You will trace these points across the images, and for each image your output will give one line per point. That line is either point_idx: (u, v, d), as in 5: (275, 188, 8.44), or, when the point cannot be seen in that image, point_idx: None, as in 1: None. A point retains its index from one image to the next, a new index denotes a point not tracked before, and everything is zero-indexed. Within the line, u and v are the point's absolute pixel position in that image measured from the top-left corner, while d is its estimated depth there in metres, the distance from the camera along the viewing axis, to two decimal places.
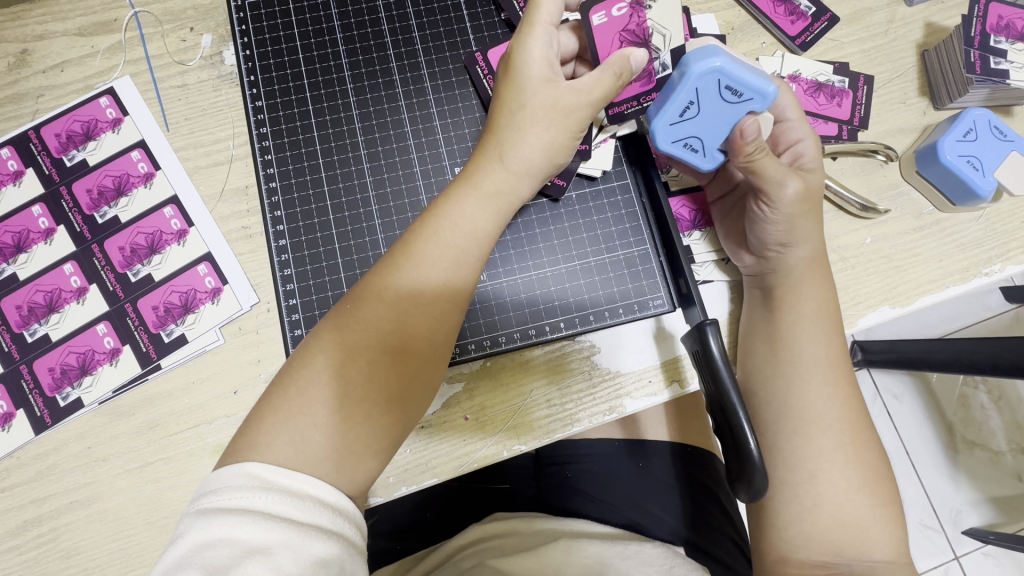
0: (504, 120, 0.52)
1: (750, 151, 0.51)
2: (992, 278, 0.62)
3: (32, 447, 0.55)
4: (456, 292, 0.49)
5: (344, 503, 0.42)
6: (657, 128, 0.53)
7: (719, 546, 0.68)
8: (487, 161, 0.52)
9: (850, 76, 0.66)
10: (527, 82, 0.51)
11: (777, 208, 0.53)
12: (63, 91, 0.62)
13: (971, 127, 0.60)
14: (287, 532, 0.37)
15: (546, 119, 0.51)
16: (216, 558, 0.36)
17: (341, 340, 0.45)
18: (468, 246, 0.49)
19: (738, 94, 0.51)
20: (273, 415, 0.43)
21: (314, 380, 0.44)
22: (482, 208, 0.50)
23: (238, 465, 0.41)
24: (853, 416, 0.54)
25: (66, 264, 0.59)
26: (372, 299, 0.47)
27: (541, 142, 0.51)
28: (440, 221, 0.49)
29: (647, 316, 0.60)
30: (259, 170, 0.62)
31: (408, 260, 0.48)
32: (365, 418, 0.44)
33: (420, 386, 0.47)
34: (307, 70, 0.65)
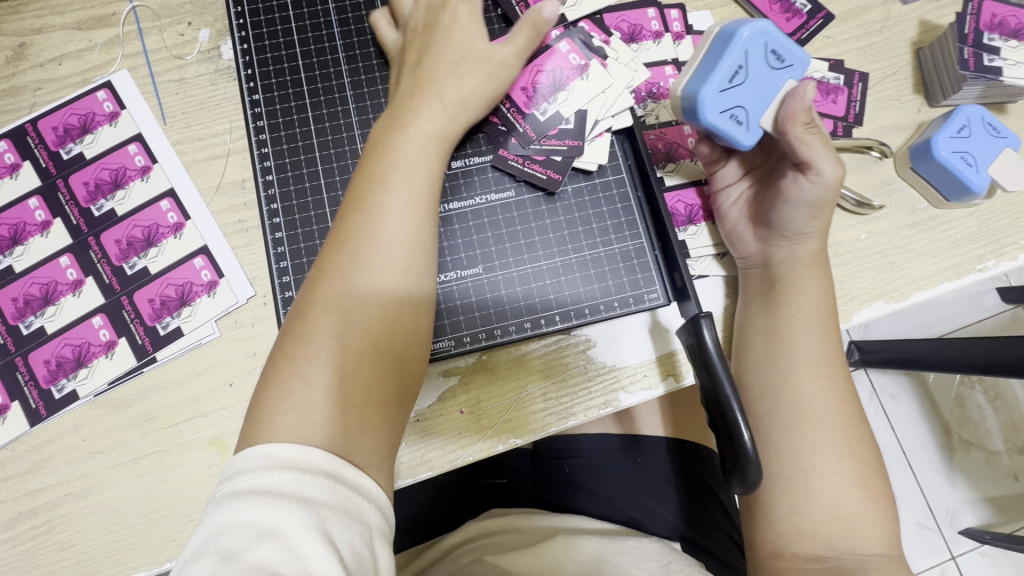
0: (432, 65, 0.56)
1: (804, 122, 0.51)
2: (986, 274, 0.62)
3: (27, 439, 0.55)
4: (417, 232, 0.50)
5: (360, 486, 0.42)
6: (706, 94, 0.52)
7: (715, 542, 0.69)
8: (410, 109, 0.54)
9: (845, 74, 0.66)
10: (453, 35, 0.57)
11: (820, 184, 0.52)
12: (61, 85, 0.62)
13: (965, 123, 0.60)
14: (299, 512, 0.37)
15: (478, 68, 0.57)
16: (230, 542, 0.36)
17: (321, 302, 0.47)
18: (418, 189, 0.51)
19: (782, 60, 0.52)
20: (273, 389, 0.44)
21: (304, 347, 0.45)
22: (418, 154, 0.52)
23: (253, 448, 0.41)
24: (847, 409, 0.54)
25: (62, 257, 0.59)
26: (339, 257, 0.48)
27: (470, 82, 0.56)
28: (377, 178, 0.51)
29: (643, 310, 0.60)
30: (255, 164, 0.62)
31: (362, 212, 0.49)
32: (354, 375, 0.45)
33: (405, 333, 0.48)
34: (305, 63, 0.65)
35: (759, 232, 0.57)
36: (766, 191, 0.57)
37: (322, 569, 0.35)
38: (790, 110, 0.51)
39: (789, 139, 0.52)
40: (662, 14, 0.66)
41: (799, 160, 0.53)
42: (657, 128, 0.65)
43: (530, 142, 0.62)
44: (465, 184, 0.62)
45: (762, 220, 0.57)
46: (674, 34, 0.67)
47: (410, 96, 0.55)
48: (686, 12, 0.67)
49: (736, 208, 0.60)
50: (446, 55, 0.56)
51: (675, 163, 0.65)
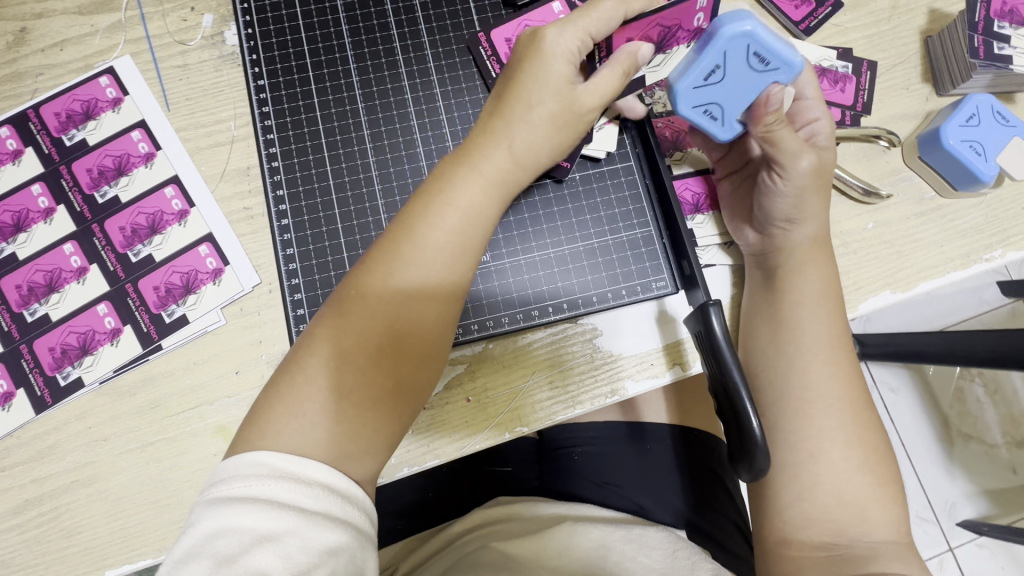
0: (512, 106, 0.52)
1: (767, 123, 0.51)
2: (992, 264, 0.62)
3: (32, 427, 0.55)
4: (451, 288, 0.48)
5: (353, 491, 0.42)
6: (680, 90, 0.51)
7: (722, 529, 0.70)
8: (491, 146, 0.51)
9: (853, 62, 0.66)
10: (548, 72, 0.52)
11: (790, 178, 0.53)
12: (63, 70, 0.62)
13: (973, 112, 0.60)
14: (294, 519, 0.38)
15: (557, 117, 0.52)
16: (226, 547, 0.37)
17: (340, 316, 0.46)
18: (461, 239, 0.49)
19: (765, 63, 0.49)
20: (283, 398, 0.43)
21: (316, 350, 0.45)
22: (483, 193, 0.50)
23: (244, 454, 0.41)
24: (855, 397, 0.54)
25: (66, 244, 0.59)
26: (370, 291, 0.46)
27: (542, 137, 0.52)
28: (440, 208, 0.48)
29: (650, 298, 0.60)
30: (260, 150, 0.62)
31: (405, 248, 0.47)
32: (362, 415, 0.44)
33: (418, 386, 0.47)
34: (310, 49, 0.64)
35: (755, 223, 0.58)
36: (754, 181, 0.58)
37: None
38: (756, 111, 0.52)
39: (754, 136, 0.53)
40: None
41: (769, 157, 0.53)
42: (664, 115, 0.65)
43: None
44: None
45: (751, 212, 0.58)
46: None
47: (482, 134, 0.52)
48: None
49: (731, 197, 0.61)
50: (530, 91, 0.52)
51: (682, 152, 0.64)
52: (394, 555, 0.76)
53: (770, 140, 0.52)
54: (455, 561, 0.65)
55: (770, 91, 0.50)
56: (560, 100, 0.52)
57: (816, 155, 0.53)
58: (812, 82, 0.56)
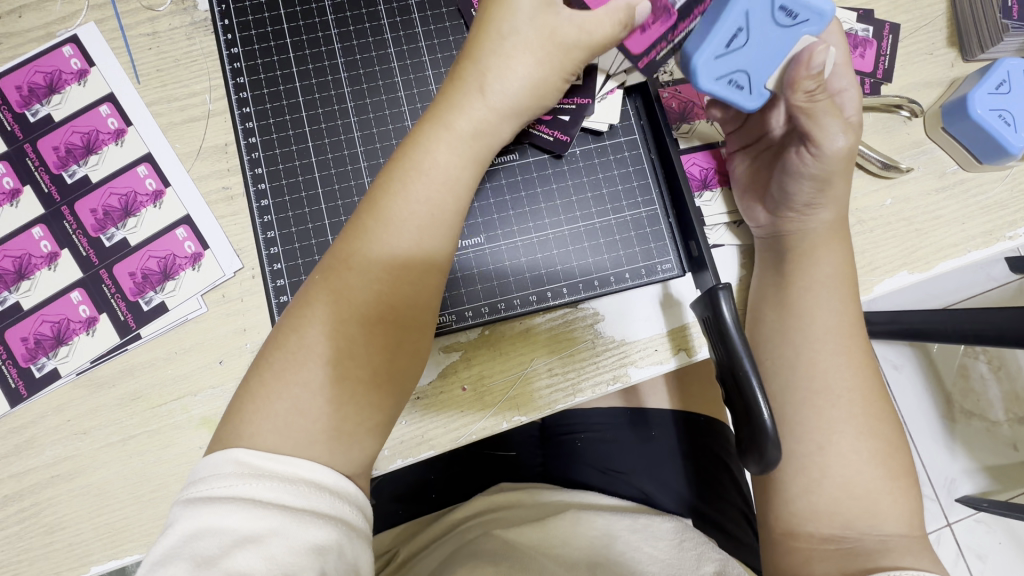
0: (488, 47, 0.48)
1: (809, 90, 0.46)
2: (1016, 242, 0.59)
3: (8, 420, 0.53)
4: (434, 243, 0.45)
5: (344, 487, 0.40)
6: (699, 63, 0.47)
7: (726, 516, 0.68)
8: (462, 96, 0.47)
9: (874, 25, 0.61)
10: (516, 4, 0.47)
11: (823, 159, 0.48)
12: (22, 39, 0.57)
13: (1004, 78, 0.56)
14: (279, 519, 0.36)
15: (538, 50, 0.48)
16: (205, 548, 0.35)
17: (327, 278, 0.43)
18: (443, 196, 0.46)
19: (793, 16, 0.45)
20: (256, 391, 0.41)
21: (301, 314, 0.43)
22: (455, 153, 0.47)
23: (224, 451, 0.39)
24: (869, 385, 0.52)
25: (35, 228, 0.55)
26: (346, 264, 0.43)
27: (524, 72, 0.48)
28: (408, 175, 0.45)
29: (655, 281, 0.57)
30: (236, 125, 0.58)
31: (376, 218, 0.44)
32: (349, 396, 0.41)
33: (410, 350, 0.44)
34: (287, 13, 0.60)
35: (768, 203, 0.54)
36: (775, 158, 0.54)
37: None
38: (794, 74, 0.46)
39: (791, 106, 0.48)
40: None
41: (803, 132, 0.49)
42: (670, 86, 0.61)
43: None
44: None
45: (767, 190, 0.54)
46: None
47: (447, 90, 0.48)
48: None
49: (745, 173, 0.57)
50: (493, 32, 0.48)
51: (690, 125, 0.61)
52: (391, 541, 0.75)
53: (809, 113, 0.47)
54: (452, 552, 0.63)
55: (810, 47, 0.46)
56: (536, 31, 0.48)
57: (854, 135, 0.48)
58: (840, 47, 0.52)
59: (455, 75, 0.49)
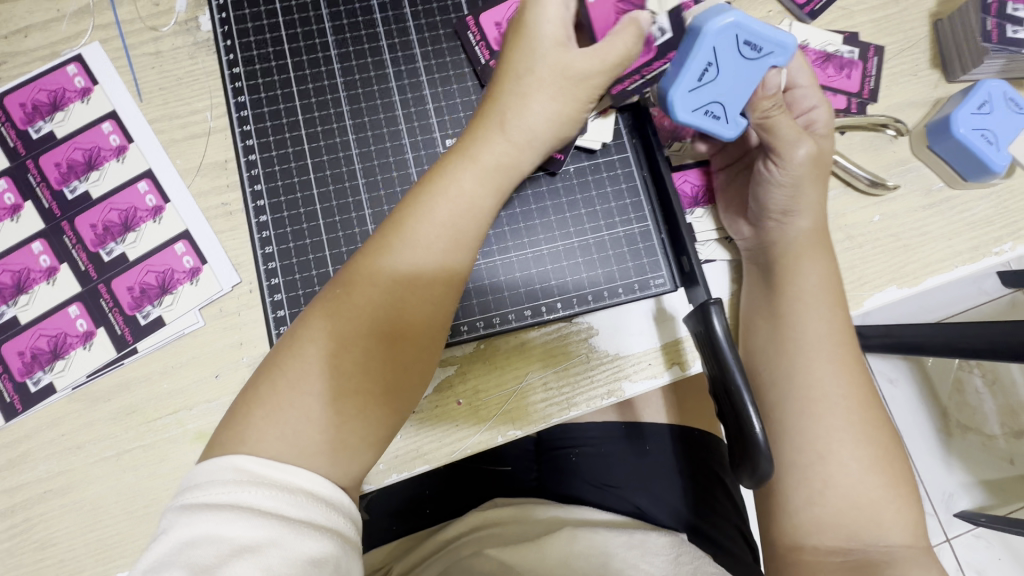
0: (507, 84, 0.49)
1: (766, 109, 0.49)
2: (1002, 257, 0.60)
3: (2, 435, 0.53)
4: (454, 271, 0.46)
5: (340, 498, 0.40)
6: (675, 96, 0.49)
7: (723, 531, 0.68)
8: (485, 130, 0.49)
9: (859, 47, 0.63)
10: (535, 44, 0.49)
11: (787, 167, 0.51)
12: (27, 58, 0.58)
13: (986, 99, 0.58)
14: (277, 528, 0.36)
15: (553, 84, 0.49)
16: (201, 556, 0.34)
17: (343, 292, 0.44)
18: (467, 224, 0.47)
19: (757, 50, 0.48)
20: (266, 400, 0.41)
21: (314, 326, 0.43)
22: (480, 183, 0.48)
23: (222, 459, 0.38)
24: (862, 397, 0.52)
25: (34, 243, 0.56)
26: (366, 278, 0.44)
27: (544, 109, 0.49)
28: (434, 200, 0.46)
29: (648, 296, 0.58)
30: (237, 142, 0.59)
31: (399, 238, 0.45)
32: (357, 413, 0.42)
33: (420, 369, 0.45)
34: (289, 35, 0.61)
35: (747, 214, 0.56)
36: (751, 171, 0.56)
37: None
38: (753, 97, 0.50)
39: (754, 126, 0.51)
40: None
41: (767, 145, 0.52)
42: None
43: None
44: None
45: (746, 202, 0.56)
46: None
47: (476, 120, 0.50)
48: None
49: (725, 193, 0.59)
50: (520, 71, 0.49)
51: (681, 142, 0.61)
52: (386, 557, 0.74)
53: (768, 127, 0.50)
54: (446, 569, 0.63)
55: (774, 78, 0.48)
56: (551, 67, 0.49)
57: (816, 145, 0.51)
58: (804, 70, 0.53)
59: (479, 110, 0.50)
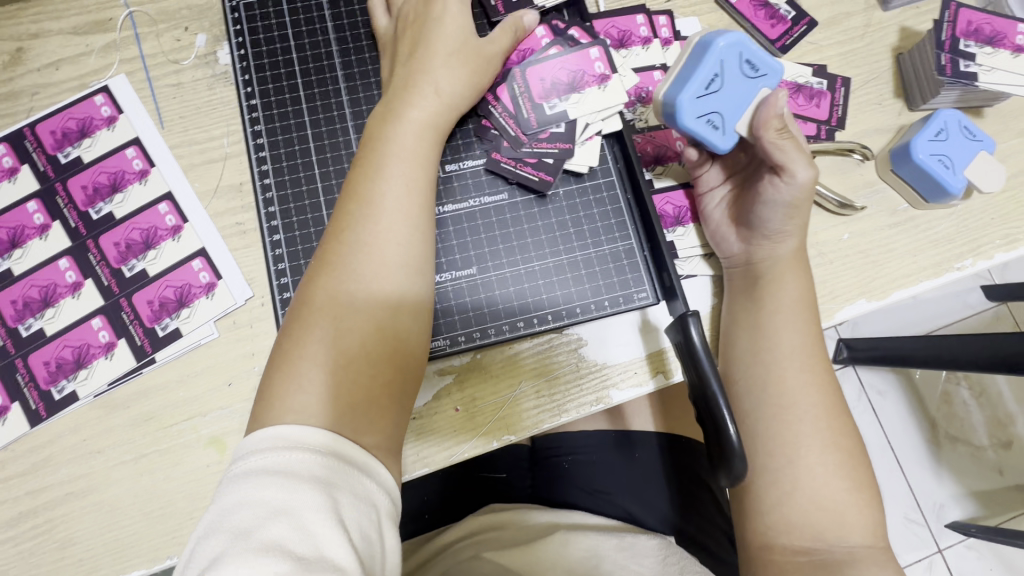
0: (416, 54, 0.58)
1: (776, 125, 0.54)
2: (964, 272, 0.64)
3: (27, 440, 0.56)
4: (414, 211, 0.52)
5: (372, 470, 0.43)
6: (684, 100, 0.55)
7: (706, 531, 0.72)
8: (411, 95, 0.56)
9: (827, 79, 0.68)
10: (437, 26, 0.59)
11: (793, 187, 0.54)
12: (58, 89, 0.63)
13: (942, 127, 0.63)
14: (314, 490, 0.38)
15: (461, 56, 0.59)
16: (244, 520, 0.36)
17: (329, 257, 0.50)
18: (413, 172, 0.53)
19: (756, 70, 0.56)
20: (280, 371, 0.45)
21: (309, 292, 0.49)
22: (419, 138, 0.55)
23: (265, 429, 0.42)
24: (830, 402, 0.56)
25: (61, 260, 0.60)
26: (338, 244, 0.50)
27: (460, 76, 0.58)
28: (379, 157, 0.53)
29: (633, 309, 0.62)
30: (252, 168, 0.63)
31: (357, 200, 0.51)
32: (357, 345, 0.46)
33: (409, 305, 0.50)
34: (301, 69, 0.65)
35: (742, 232, 0.60)
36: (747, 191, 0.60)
37: (333, 550, 0.36)
38: (763, 116, 0.55)
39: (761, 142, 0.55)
40: (650, 20, 0.68)
41: (772, 163, 0.55)
42: (646, 132, 0.67)
43: (523, 145, 0.63)
44: (459, 188, 0.63)
45: (742, 220, 0.60)
46: (663, 39, 0.68)
47: (402, 90, 0.57)
48: (673, 18, 0.69)
49: (721, 208, 0.62)
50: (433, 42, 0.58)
51: (663, 166, 0.67)
52: None
53: (778, 145, 0.54)
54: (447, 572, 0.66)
55: (772, 94, 0.55)
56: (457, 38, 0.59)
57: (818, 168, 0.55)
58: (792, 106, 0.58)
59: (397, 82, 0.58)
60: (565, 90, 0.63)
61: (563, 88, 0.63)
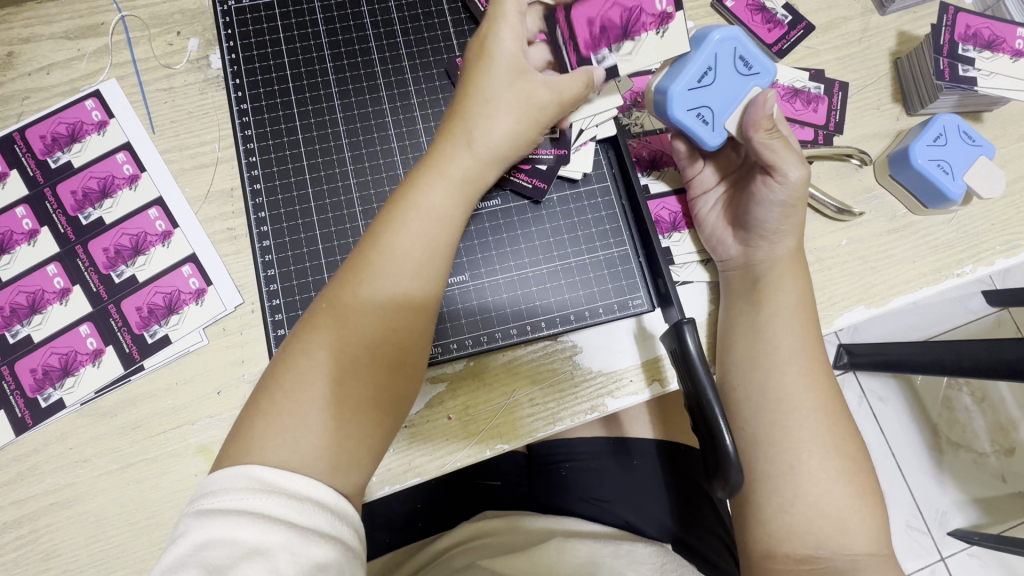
0: (471, 104, 0.54)
1: (768, 125, 0.53)
2: (964, 278, 0.64)
3: (12, 449, 0.55)
4: (433, 273, 0.50)
5: (343, 506, 0.43)
6: (675, 91, 0.55)
7: (707, 545, 0.70)
8: (452, 147, 0.54)
9: (825, 83, 0.68)
10: (496, 71, 0.54)
11: (786, 187, 0.54)
12: (48, 94, 0.63)
13: (941, 132, 0.62)
14: (286, 534, 0.38)
15: (517, 109, 0.54)
16: (215, 557, 0.37)
17: (334, 306, 0.47)
18: (436, 234, 0.51)
19: (749, 68, 0.55)
20: (266, 417, 0.44)
21: (308, 338, 0.46)
22: (448, 196, 0.52)
23: (237, 466, 0.41)
24: (831, 409, 0.55)
25: (49, 266, 0.59)
26: (352, 294, 0.48)
27: (508, 129, 0.54)
28: (407, 211, 0.51)
29: (628, 316, 0.61)
30: (243, 173, 0.62)
31: (376, 252, 0.49)
32: (351, 415, 0.45)
33: (411, 370, 0.49)
34: (293, 73, 0.65)
35: (739, 235, 0.59)
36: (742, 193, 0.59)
37: None
38: (753, 116, 0.54)
39: (752, 142, 0.54)
40: None
41: (764, 164, 0.54)
42: (640, 136, 0.66)
43: None
44: None
45: (737, 222, 0.59)
46: None
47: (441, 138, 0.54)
48: None
49: (716, 211, 0.62)
50: (491, 90, 0.54)
51: (659, 171, 0.66)
52: (384, 565, 0.77)
53: (769, 145, 0.53)
54: None
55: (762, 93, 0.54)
56: (517, 95, 0.54)
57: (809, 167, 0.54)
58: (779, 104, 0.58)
59: (446, 127, 0.55)
60: (618, 36, 0.55)
61: (617, 34, 0.54)
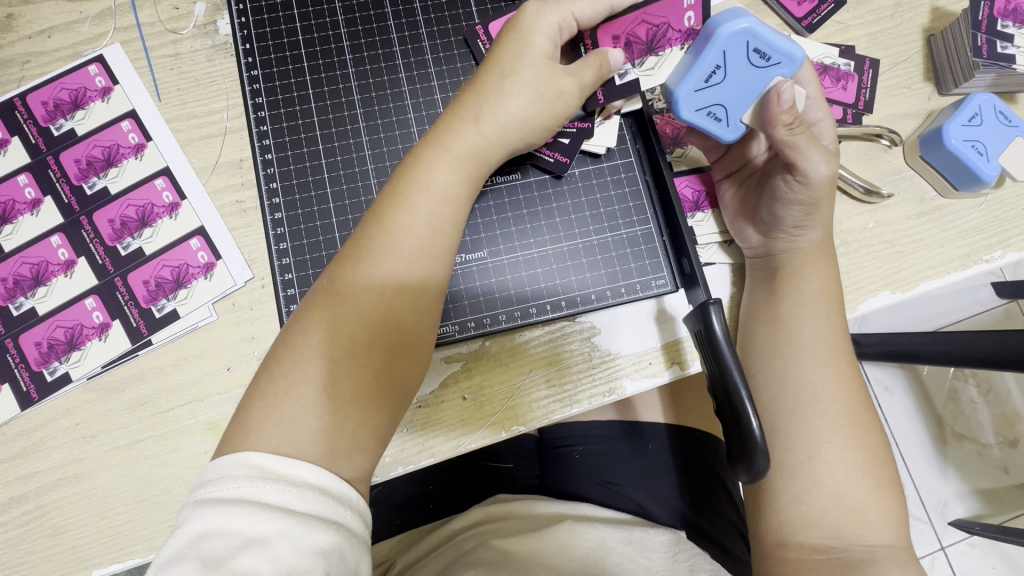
0: (489, 79, 0.52)
1: (788, 124, 0.49)
2: (992, 265, 0.62)
3: (18, 423, 0.54)
4: (437, 252, 0.48)
5: (345, 491, 0.42)
6: (682, 95, 0.52)
7: (722, 531, 0.69)
8: (459, 122, 0.51)
9: (855, 60, 0.65)
10: (523, 48, 0.52)
11: (809, 186, 0.52)
12: (51, 58, 0.60)
13: (976, 111, 0.60)
14: (286, 522, 0.37)
15: (531, 87, 0.52)
16: (214, 548, 0.36)
17: (334, 285, 0.46)
18: (440, 211, 0.49)
19: (766, 58, 0.50)
20: (265, 396, 0.43)
21: (308, 318, 0.45)
22: (454, 171, 0.50)
23: (235, 454, 0.40)
24: (853, 397, 0.54)
25: (53, 237, 0.57)
26: (352, 274, 0.46)
27: (520, 107, 0.52)
28: (411, 188, 0.49)
29: (649, 296, 0.60)
30: (253, 143, 0.60)
31: (379, 230, 0.47)
32: (351, 396, 0.44)
33: (413, 351, 0.47)
34: (305, 39, 0.62)
35: (759, 225, 0.57)
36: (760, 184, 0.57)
37: None
38: (770, 112, 0.50)
39: (773, 140, 0.51)
40: None
41: (788, 163, 0.51)
42: (665, 111, 0.64)
43: None
44: None
45: (757, 212, 0.57)
46: None
47: (451, 113, 0.52)
48: None
49: (735, 197, 0.60)
50: (508, 67, 0.52)
51: (682, 149, 0.64)
52: (393, 547, 0.77)
53: (792, 145, 0.50)
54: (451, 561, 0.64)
55: (778, 85, 0.50)
56: (535, 74, 0.52)
57: (835, 162, 0.51)
58: (813, 81, 0.52)
59: (456, 102, 0.53)
60: (642, 52, 0.55)
61: (640, 49, 0.55)
